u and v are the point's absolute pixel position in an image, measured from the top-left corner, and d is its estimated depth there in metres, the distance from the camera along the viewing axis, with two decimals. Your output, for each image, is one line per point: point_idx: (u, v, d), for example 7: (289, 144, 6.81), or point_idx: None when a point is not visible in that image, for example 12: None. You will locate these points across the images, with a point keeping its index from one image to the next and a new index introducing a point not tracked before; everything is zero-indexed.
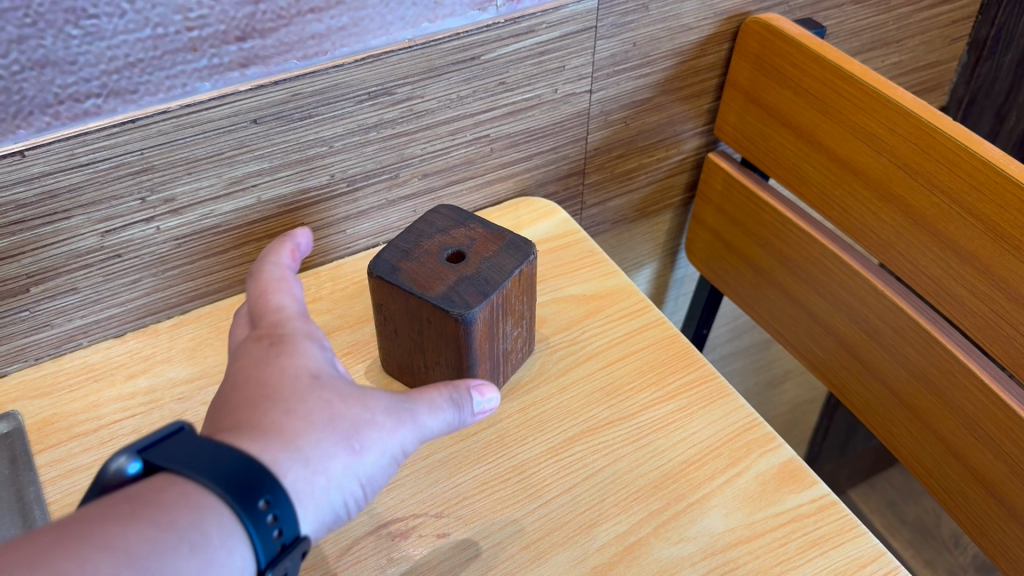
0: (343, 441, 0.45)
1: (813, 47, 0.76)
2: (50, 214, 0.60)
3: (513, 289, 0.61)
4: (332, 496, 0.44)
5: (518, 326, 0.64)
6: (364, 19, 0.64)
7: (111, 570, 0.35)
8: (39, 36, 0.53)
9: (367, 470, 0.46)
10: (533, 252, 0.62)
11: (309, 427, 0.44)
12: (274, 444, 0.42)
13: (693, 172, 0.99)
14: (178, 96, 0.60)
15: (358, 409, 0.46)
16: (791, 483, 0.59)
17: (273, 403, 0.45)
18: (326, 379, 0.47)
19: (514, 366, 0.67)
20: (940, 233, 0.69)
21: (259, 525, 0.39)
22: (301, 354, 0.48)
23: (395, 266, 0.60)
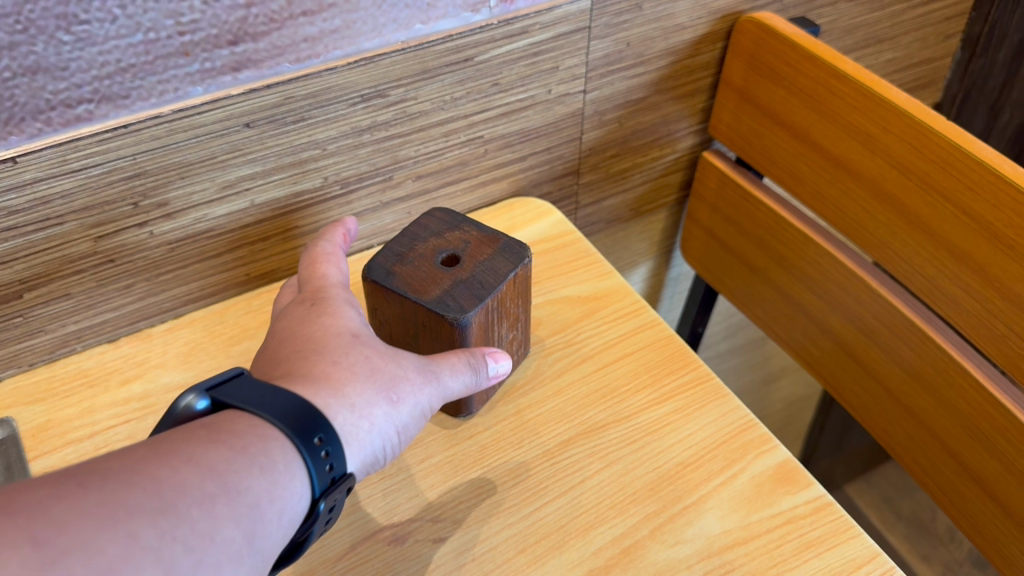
0: (384, 392, 0.49)
1: (806, 46, 0.76)
2: (43, 220, 0.60)
3: (508, 291, 0.61)
4: (374, 441, 0.48)
5: (513, 329, 0.64)
6: (356, 21, 0.64)
7: (199, 479, 0.39)
8: (30, 42, 0.53)
9: (402, 421, 0.50)
10: (528, 254, 0.62)
11: (353, 377, 0.48)
12: (324, 390, 0.46)
13: (687, 171, 0.99)
14: (170, 101, 0.60)
15: (392, 364, 0.50)
16: (786, 484, 0.59)
17: (321, 356, 0.49)
18: (365, 338, 0.51)
19: (510, 369, 0.67)
20: (934, 232, 0.69)
21: (316, 458, 0.43)
22: (342, 316, 0.53)
23: (390, 270, 0.60)
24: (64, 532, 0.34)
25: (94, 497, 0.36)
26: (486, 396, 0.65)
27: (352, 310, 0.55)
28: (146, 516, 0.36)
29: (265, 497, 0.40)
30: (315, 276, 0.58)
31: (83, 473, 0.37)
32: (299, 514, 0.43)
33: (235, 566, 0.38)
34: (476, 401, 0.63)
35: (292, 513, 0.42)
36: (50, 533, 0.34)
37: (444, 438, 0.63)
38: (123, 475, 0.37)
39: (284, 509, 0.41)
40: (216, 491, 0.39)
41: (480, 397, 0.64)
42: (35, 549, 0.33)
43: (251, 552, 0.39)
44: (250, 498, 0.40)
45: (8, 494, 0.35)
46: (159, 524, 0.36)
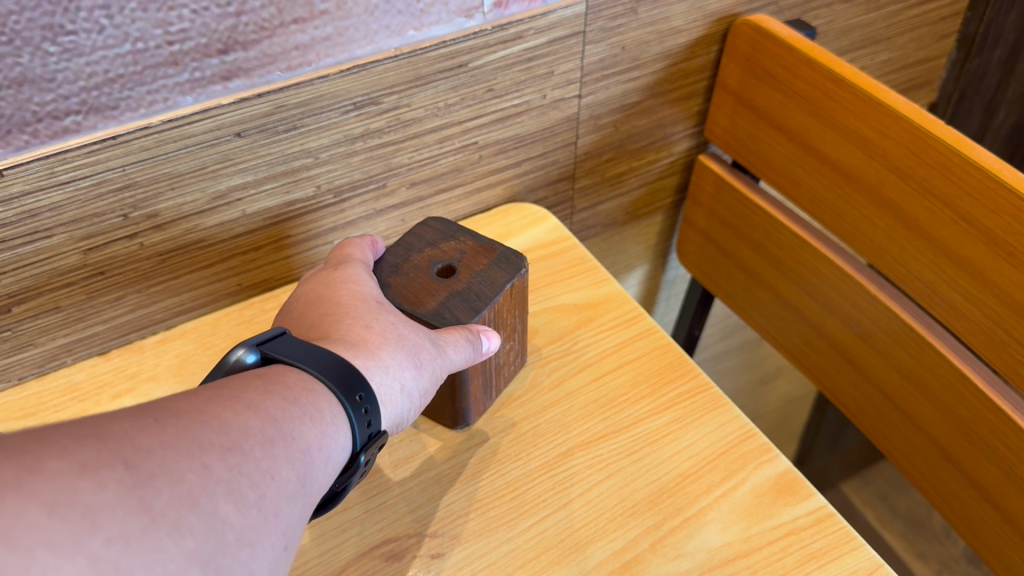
0: (412, 357, 0.51)
1: (803, 50, 0.75)
2: (31, 233, 0.59)
3: (505, 303, 0.60)
4: (402, 402, 0.51)
5: (510, 340, 0.63)
6: (348, 28, 0.63)
7: (260, 423, 0.41)
8: (15, 54, 0.52)
9: (426, 385, 0.52)
10: (526, 265, 0.61)
11: (384, 341, 0.51)
12: (361, 351, 0.50)
13: (683, 174, 0.98)
14: (160, 111, 0.59)
15: (417, 331, 0.53)
16: (787, 496, 0.59)
17: (353, 320, 0.52)
18: (389, 307, 0.55)
19: (506, 380, 0.66)
20: (932, 237, 0.69)
21: (358, 413, 0.46)
22: (365, 283, 0.57)
23: (385, 282, 0.60)
24: (150, 458, 0.35)
25: (172, 431, 0.37)
26: (482, 408, 0.64)
27: (373, 279, 0.58)
28: (219, 451, 0.38)
29: (316, 445, 0.43)
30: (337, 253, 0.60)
31: (156, 409, 0.38)
32: (339, 465, 0.45)
33: (292, 503, 0.40)
34: (472, 412, 0.63)
35: (335, 463, 0.44)
36: (138, 458, 0.35)
37: (441, 451, 0.62)
38: (193, 415, 0.39)
39: (330, 457, 0.44)
40: (274, 435, 0.41)
41: (476, 409, 0.63)
42: (127, 471, 0.34)
43: (304, 493, 0.41)
44: (303, 444, 0.42)
45: (91, 421, 0.36)
46: (230, 459, 0.38)
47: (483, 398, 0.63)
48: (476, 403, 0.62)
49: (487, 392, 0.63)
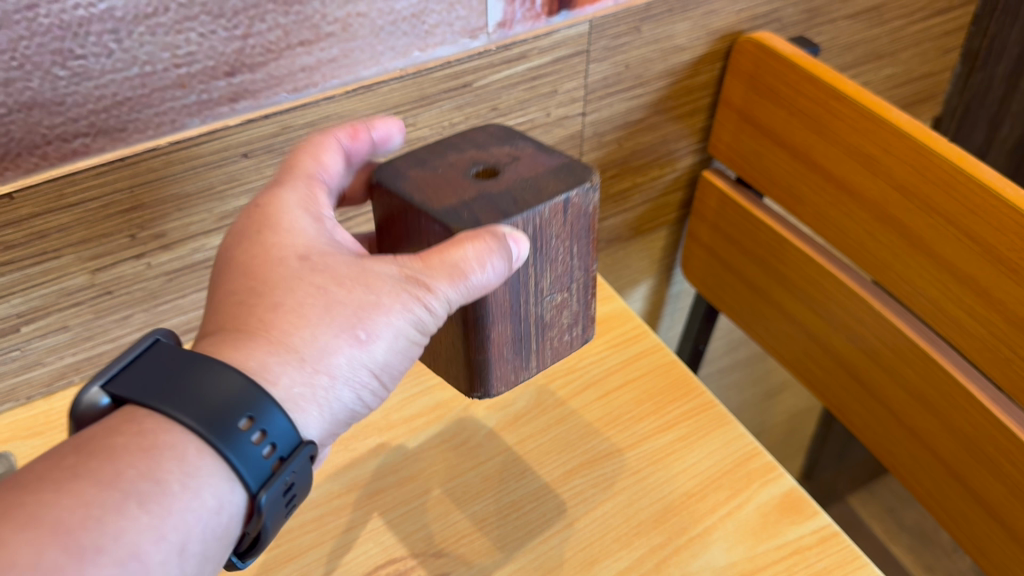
0: (346, 335, 0.44)
1: (806, 68, 0.76)
2: (40, 254, 0.59)
3: (556, 226, 0.46)
4: (337, 395, 0.45)
5: (566, 291, 0.50)
6: (354, 50, 0.63)
7: (52, 545, 0.34)
8: (26, 78, 0.52)
9: (378, 361, 0.46)
10: (594, 179, 0.47)
11: (303, 323, 0.43)
12: (262, 346, 0.43)
13: (687, 189, 0.99)
14: (167, 133, 0.59)
15: (360, 293, 0.44)
16: (792, 514, 0.59)
17: (263, 297, 0.44)
18: (315, 262, 0.46)
19: (558, 352, 0.53)
20: (936, 254, 0.69)
21: (237, 452, 0.40)
22: (289, 234, 0.47)
23: (404, 174, 0.49)
24: None
25: None
26: (517, 376, 0.51)
27: (309, 220, 0.49)
28: None
29: (148, 538, 0.37)
30: (280, 180, 0.51)
31: None
32: (223, 520, 0.40)
33: None
34: (498, 378, 0.50)
35: (197, 533, 0.39)
36: None
37: (446, 470, 0.63)
38: None
39: (184, 534, 0.38)
40: (69, 558, 0.34)
41: (502, 376, 0.50)
42: None
43: None
44: (123, 548, 0.36)
45: None
46: None
47: (520, 363, 0.51)
48: (502, 363, 0.49)
49: (526, 355, 0.51)
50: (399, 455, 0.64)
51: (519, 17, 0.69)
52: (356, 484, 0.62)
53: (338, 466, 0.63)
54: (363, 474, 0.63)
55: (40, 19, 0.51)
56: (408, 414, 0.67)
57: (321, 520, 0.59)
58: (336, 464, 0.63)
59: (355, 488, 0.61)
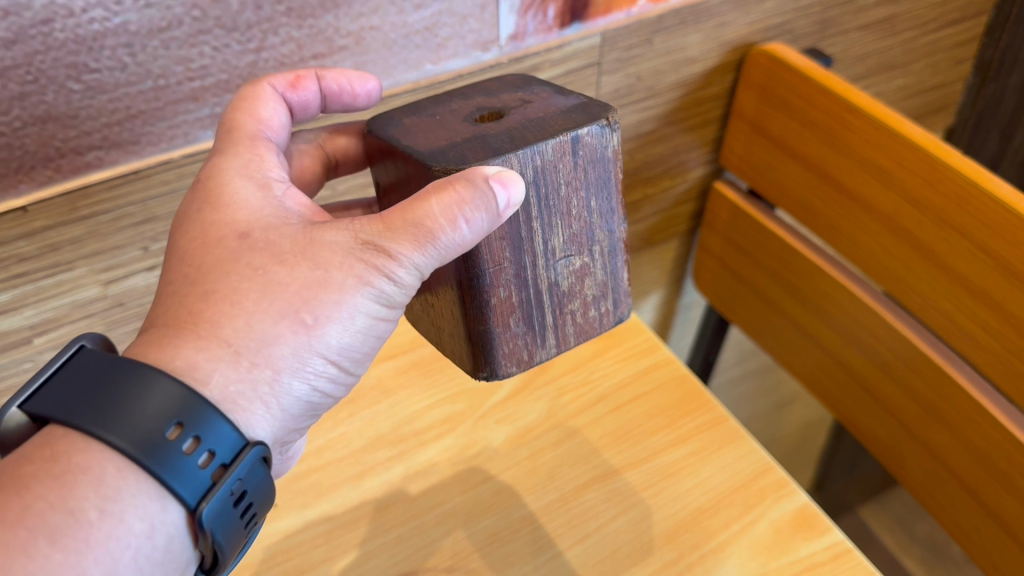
0: (288, 321, 0.41)
1: (819, 79, 0.75)
2: (53, 266, 0.60)
3: (564, 170, 0.43)
4: (286, 386, 0.42)
5: (588, 255, 0.46)
6: (367, 63, 0.63)
7: None
8: (40, 92, 0.52)
9: (330, 344, 0.43)
10: (611, 117, 0.43)
11: (237, 312, 0.41)
12: (189, 342, 0.40)
13: (698, 200, 0.98)
14: (180, 145, 0.60)
15: (305, 269, 0.41)
16: (805, 530, 0.58)
17: (198, 286, 0.42)
18: (256, 238, 0.43)
19: (582, 330, 0.48)
20: (948, 268, 0.68)
21: (165, 467, 0.37)
22: (229, 208, 0.44)
23: (399, 122, 0.46)
24: None
25: None
26: (533, 354, 0.47)
27: (253, 187, 0.46)
28: None
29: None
30: (230, 143, 0.48)
31: None
32: (160, 538, 0.38)
33: None
34: (504, 353, 0.46)
35: (127, 557, 0.37)
36: None
37: (456, 484, 0.63)
38: None
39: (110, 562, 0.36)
40: None
41: (512, 351, 0.46)
42: None
43: None
44: None
45: None
46: None
47: (533, 340, 0.46)
48: (509, 336, 0.45)
49: (541, 330, 0.47)
50: (409, 468, 0.64)
51: (532, 29, 0.69)
52: (368, 497, 0.62)
53: (349, 477, 0.63)
54: (375, 486, 0.63)
55: (56, 33, 0.51)
56: (419, 426, 0.67)
57: (330, 534, 0.60)
58: (348, 476, 0.64)
59: (365, 501, 0.62)
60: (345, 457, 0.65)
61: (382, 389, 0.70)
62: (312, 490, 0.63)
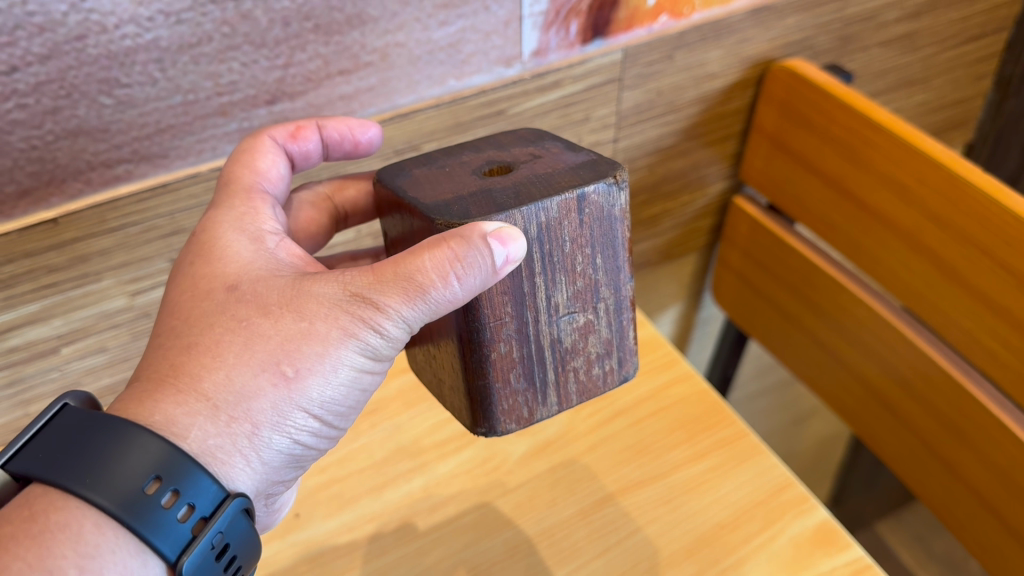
0: (268, 374, 0.41)
1: (840, 96, 0.75)
2: (82, 277, 0.61)
3: (569, 227, 0.42)
4: (267, 440, 0.43)
5: (592, 312, 0.45)
6: (391, 79, 0.64)
7: None
8: (72, 106, 0.53)
9: (313, 398, 0.43)
10: (619, 175, 0.43)
11: (217, 365, 0.41)
12: (169, 397, 0.41)
13: (717, 215, 0.99)
14: (208, 159, 0.61)
15: (289, 322, 0.42)
16: (825, 546, 0.58)
17: (184, 337, 0.43)
18: (241, 291, 0.44)
19: (585, 389, 0.47)
20: (969, 285, 0.68)
21: (145, 522, 0.38)
22: (220, 261, 0.46)
23: (409, 174, 0.47)
24: None
25: None
26: (534, 412, 0.46)
27: (246, 241, 0.47)
28: None
29: None
30: (232, 199, 0.50)
31: None
32: None
33: None
34: (503, 409, 0.45)
35: None
36: None
37: (476, 496, 0.63)
38: None
39: None
40: None
41: (512, 409, 0.45)
42: None
43: None
44: None
45: None
46: None
47: (534, 398, 0.45)
48: (508, 393, 0.45)
49: (542, 388, 0.45)
50: (429, 480, 0.65)
51: (554, 45, 0.70)
52: (388, 508, 0.63)
53: (370, 489, 0.64)
54: (396, 497, 0.63)
55: (89, 49, 0.51)
56: (439, 438, 0.68)
57: (352, 545, 0.60)
58: (369, 487, 0.64)
59: (386, 512, 0.62)
60: (366, 468, 0.65)
61: (402, 402, 0.70)
62: (333, 501, 0.63)
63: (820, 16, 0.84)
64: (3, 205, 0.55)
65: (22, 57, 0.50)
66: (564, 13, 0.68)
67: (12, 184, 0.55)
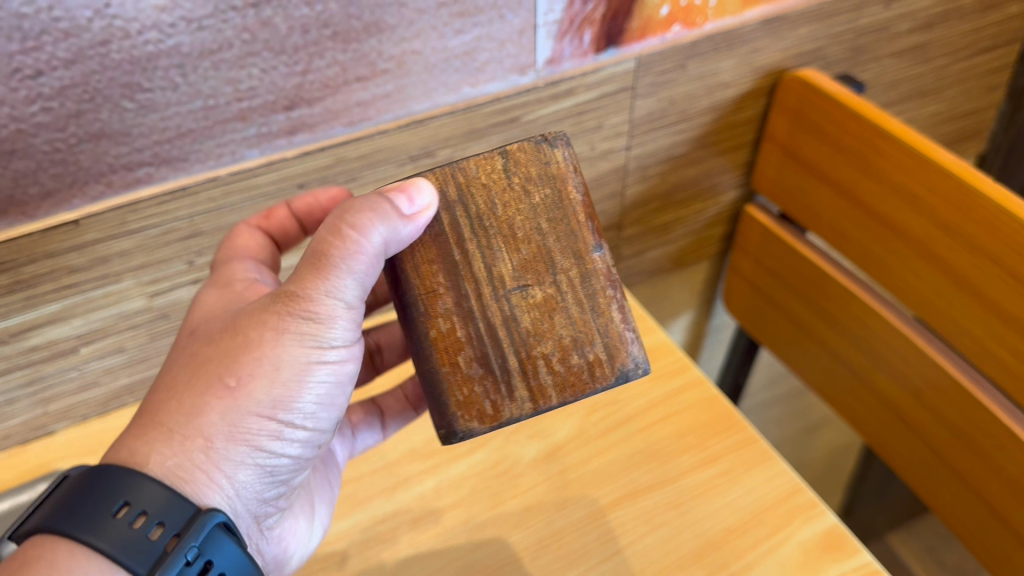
0: (212, 389, 0.43)
1: (850, 105, 0.76)
2: (102, 278, 0.62)
3: (495, 191, 0.44)
4: (229, 454, 0.43)
5: (552, 286, 0.45)
6: (408, 86, 0.65)
7: None
8: (95, 110, 0.54)
9: (264, 400, 0.44)
10: (551, 134, 0.45)
11: (171, 396, 0.43)
12: (131, 438, 0.43)
13: (729, 223, 0.99)
14: (228, 163, 0.62)
15: (229, 340, 0.44)
16: (834, 551, 0.58)
17: (150, 388, 0.45)
18: (196, 335, 0.47)
19: (563, 380, 0.46)
20: (980, 294, 0.68)
21: (115, 542, 0.38)
22: (189, 319, 0.49)
23: None
24: None
25: None
26: (499, 406, 0.45)
27: (215, 292, 0.52)
28: None
29: None
30: (216, 270, 0.54)
31: None
32: None
33: None
34: (458, 400, 0.45)
35: None
36: None
37: (488, 498, 0.64)
38: None
39: None
40: None
41: (469, 398, 0.45)
42: None
43: None
44: None
45: None
46: None
47: (494, 388, 0.45)
48: (459, 378, 0.45)
49: (502, 375, 0.45)
50: (441, 481, 0.65)
51: (568, 54, 0.71)
52: (399, 509, 0.63)
53: (383, 489, 0.65)
54: (408, 498, 0.64)
55: (112, 54, 0.53)
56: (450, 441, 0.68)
57: (365, 545, 0.61)
58: (381, 488, 0.65)
59: (398, 513, 0.63)
60: (380, 469, 0.66)
61: None
62: (346, 501, 0.64)
63: (832, 27, 0.84)
64: (27, 206, 0.56)
65: (48, 61, 0.51)
66: (579, 22, 0.69)
67: (36, 186, 0.56)
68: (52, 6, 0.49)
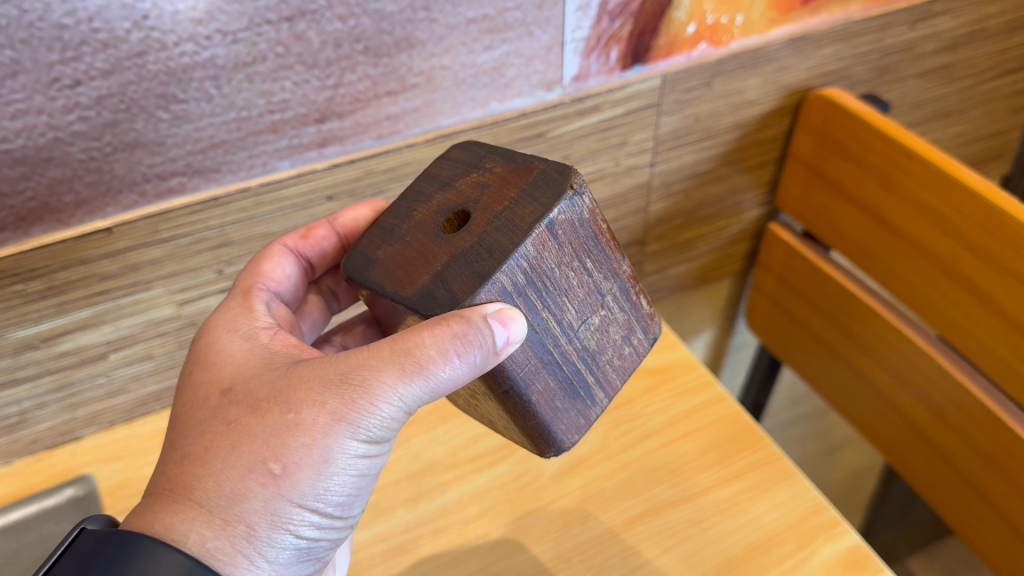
0: (256, 474, 0.40)
1: (877, 125, 0.76)
2: (133, 284, 0.63)
3: (551, 256, 0.41)
4: (268, 540, 0.41)
5: (603, 308, 0.44)
6: (436, 100, 0.66)
7: None
8: (131, 120, 0.55)
9: (308, 490, 0.41)
10: (576, 183, 0.41)
11: (207, 472, 0.41)
12: (163, 508, 0.40)
13: (751, 241, 0.99)
14: (259, 174, 0.63)
15: (275, 420, 0.41)
16: (858, 571, 0.58)
17: (179, 449, 0.42)
18: (232, 397, 0.43)
19: (624, 369, 0.47)
20: (1009, 315, 0.68)
21: None
22: (216, 365, 0.46)
23: (372, 258, 0.45)
24: None
25: None
26: (590, 415, 0.46)
27: (240, 339, 0.47)
28: None
29: None
30: (233, 300, 0.52)
31: None
32: None
33: None
34: (564, 429, 0.45)
35: None
36: None
37: (508, 510, 0.64)
38: None
39: None
40: None
41: (569, 424, 0.45)
42: None
43: None
44: None
45: None
46: None
47: (584, 408, 0.45)
48: (561, 416, 0.44)
49: (587, 393, 0.45)
50: (463, 493, 0.65)
51: (595, 70, 0.71)
52: (421, 520, 0.64)
53: (406, 500, 0.65)
54: (430, 509, 0.65)
55: (149, 65, 0.53)
56: (473, 453, 0.69)
57: (387, 554, 0.61)
58: (404, 498, 0.65)
59: (420, 524, 0.63)
60: (403, 479, 0.67)
61: (438, 416, 0.72)
62: (369, 510, 0.64)
63: (857, 46, 0.84)
64: (62, 213, 0.57)
65: (86, 72, 0.52)
66: (606, 40, 0.69)
67: (71, 194, 0.57)
68: (92, 18, 0.50)
